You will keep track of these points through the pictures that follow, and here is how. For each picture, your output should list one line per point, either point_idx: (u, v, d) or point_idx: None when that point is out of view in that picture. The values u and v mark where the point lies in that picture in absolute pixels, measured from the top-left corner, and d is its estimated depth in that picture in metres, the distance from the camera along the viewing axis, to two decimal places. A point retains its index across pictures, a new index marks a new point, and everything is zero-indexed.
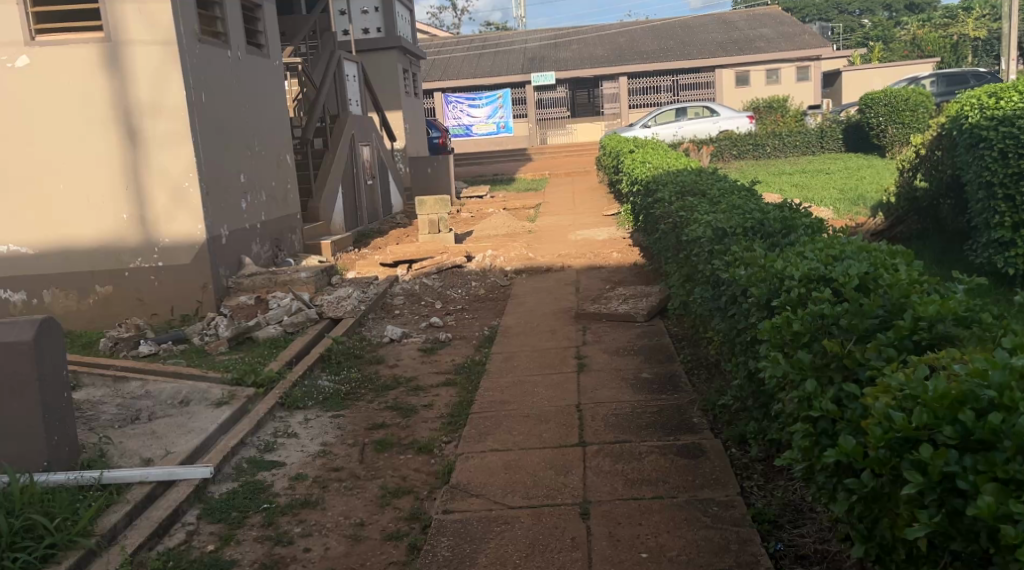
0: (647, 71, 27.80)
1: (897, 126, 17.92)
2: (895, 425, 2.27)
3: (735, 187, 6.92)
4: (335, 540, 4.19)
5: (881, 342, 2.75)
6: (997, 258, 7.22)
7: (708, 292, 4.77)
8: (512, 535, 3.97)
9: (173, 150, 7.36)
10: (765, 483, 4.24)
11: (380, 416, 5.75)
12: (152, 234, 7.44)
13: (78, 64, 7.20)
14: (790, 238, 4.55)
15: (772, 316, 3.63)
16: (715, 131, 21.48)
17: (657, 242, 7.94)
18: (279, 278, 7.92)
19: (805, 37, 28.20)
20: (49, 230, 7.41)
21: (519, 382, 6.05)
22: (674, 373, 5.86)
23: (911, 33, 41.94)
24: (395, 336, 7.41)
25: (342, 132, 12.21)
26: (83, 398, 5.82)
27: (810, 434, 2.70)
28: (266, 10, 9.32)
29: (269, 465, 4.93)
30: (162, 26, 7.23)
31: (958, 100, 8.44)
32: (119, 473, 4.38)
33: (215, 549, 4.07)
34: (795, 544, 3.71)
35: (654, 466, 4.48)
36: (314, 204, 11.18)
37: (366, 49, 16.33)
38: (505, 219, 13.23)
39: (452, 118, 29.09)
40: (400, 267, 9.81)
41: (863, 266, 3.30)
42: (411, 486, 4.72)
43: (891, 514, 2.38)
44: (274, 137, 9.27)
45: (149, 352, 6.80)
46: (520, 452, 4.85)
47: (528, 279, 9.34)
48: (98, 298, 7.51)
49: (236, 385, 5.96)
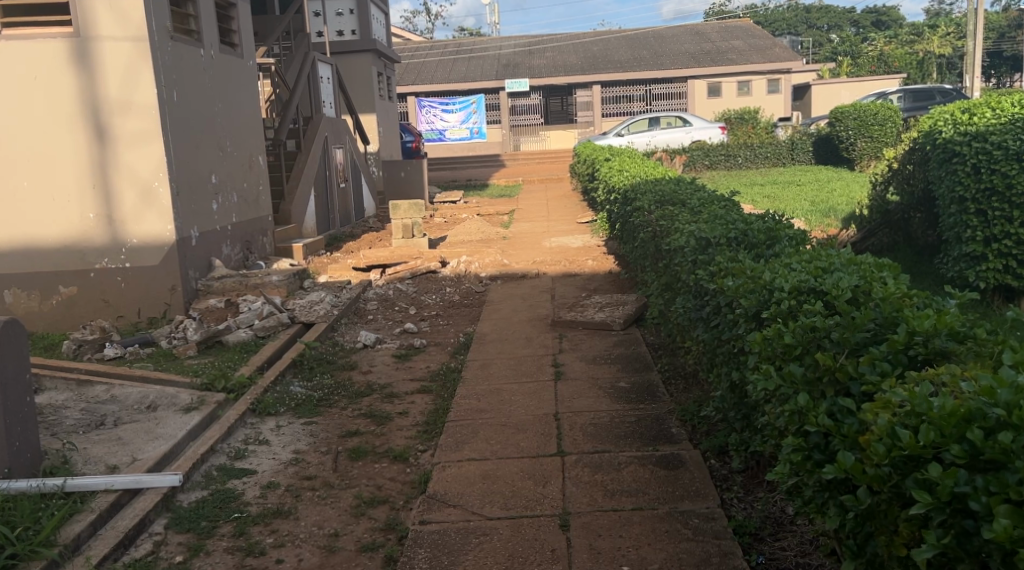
0: (621, 80, 27.90)
1: (866, 140, 18.08)
2: (900, 442, 2.24)
3: (715, 198, 6.90)
4: (308, 551, 4.08)
5: (875, 355, 2.73)
6: (968, 271, 7.27)
7: (690, 302, 4.73)
8: (490, 547, 3.90)
9: (144, 150, 7.21)
10: (745, 495, 4.21)
11: (354, 424, 5.64)
12: (119, 234, 7.27)
13: (47, 58, 7.03)
14: (774, 250, 4.54)
15: (759, 327, 3.60)
16: (687, 141, 21.63)
17: (634, 250, 7.90)
18: (250, 281, 7.77)
19: (777, 50, 28.48)
20: (13, 231, 7.23)
21: (495, 390, 5.97)
22: (651, 383, 5.82)
23: (878, 48, 42.64)
24: (369, 341, 7.31)
25: (316, 131, 12.09)
26: (45, 402, 5.65)
27: (801, 449, 2.67)
28: (240, 9, 9.17)
29: (240, 473, 4.81)
30: (133, 22, 7.06)
31: (930, 115, 8.50)
32: (83, 481, 4.23)
33: (184, 560, 3.95)
34: (776, 558, 3.68)
35: (633, 476, 4.43)
36: (285, 207, 11.05)
37: (340, 51, 16.20)
38: (479, 225, 13.13)
39: (425, 123, 28.94)
40: (373, 271, 9.70)
41: (853, 279, 3.30)
42: (386, 495, 4.62)
43: (887, 532, 2.35)
44: (247, 138, 9.14)
45: (115, 355, 6.64)
46: (497, 461, 4.78)
47: (503, 286, 9.27)
48: (62, 299, 7.33)
49: (206, 390, 5.82)
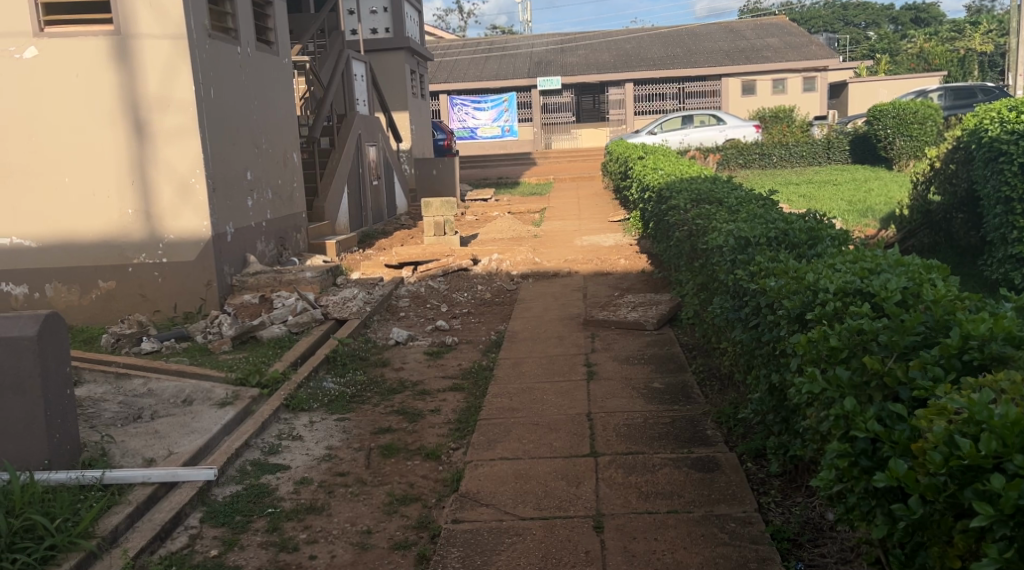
0: (654, 78, 27.68)
1: (905, 139, 17.72)
2: (958, 452, 2.18)
3: (753, 197, 6.79)
4: (341, 547, 4.06)
5: (927, 360, 2.67)
6: (1012, 274, 7.05)
7: (728, 302, 4.66)
8: (524, 547, 3.86)
9: (182, 145, 7.24)
10: (783, 500, 4.10)
11: (386, 420, 5.63)
12: (157, 229, 7.34)
13: (89, 56, 7.10)
14: (817, 250, 4.46)
15: (803, 328, 3.54)
16: (721, 140, 21.38)
17: (669, 249, 7.81)
18: (284, 277, 7.79)
19: (813, 47, 28.10)
20: (53, 225, 7.30)
21: (527, 389, 5.93)
22: (686, 383, 5.75)
23: (917, 44, 41.92)
24: (401, 339, 7.28)
25: (349, 130, 12.10)
26: (83, 395, 5.69)
27: (847, 454, 2.61)
28: (276, 7, 9.20)
29: (273, 468, 4.81)
30: (173, 20, 7.10)
31: (976, 113, 8.30)
32: (121, 473, 4.25)
33: (219, 554, 3.95)
34: (815, 564, 3.57)
35: (668, 478, 4.38)
36: (318, 205, 11.09)
37: (373, 49, 16.26)
38: (511, 223, 13.04)
39: (457, 121, 28.93)
40: (405, 268, 9.66)
41: (902, 280, 3.23)
42: (418, 493, 4.60)
43: (941, 543, 2.29)
44: (282, 134, 9.18)
45: (151, 349, 6.66)
46: (530, 461, 4.74)
47: (535, 284, 9.24)
48: (101, 294, 7.41)
49: (241, 385, 5.83)
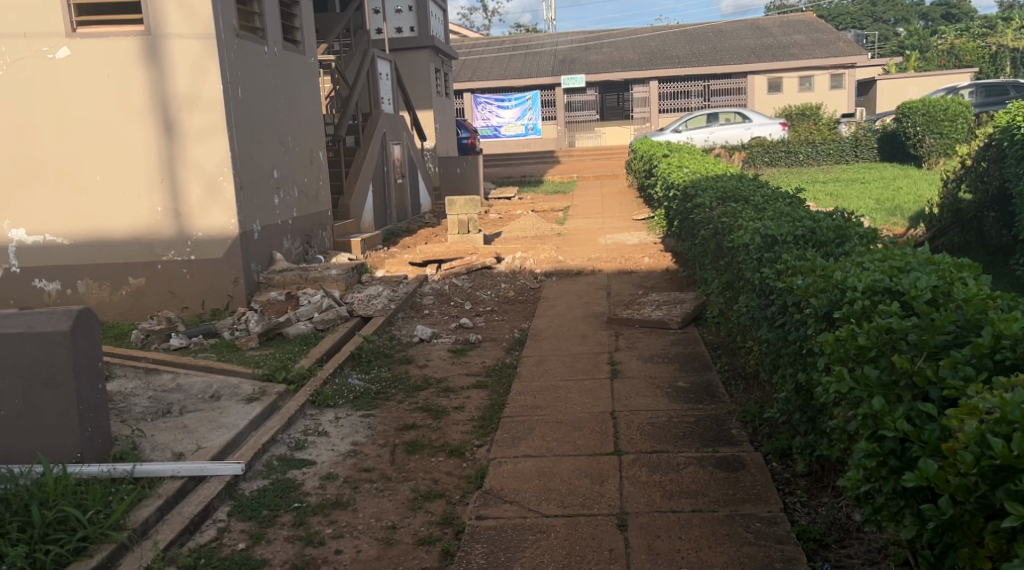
0: (680, 76, 27.54)
1: (935, 136, 17.45)
2: (990, 452, 2.17)
3: (779, 195, 6.77)
4: (367, 542, 4.09)
5: (958, 359, 2.64)
6: None
7: (754, 301, 4.64)
8: (548, 544, 3.87)
9: (210, 144, 7.32)
10: (809, 500, 4.08)
11: (411, 417, 5.66)
12: (185, 226, 7.41)
13: (120, 56, 7.18)
14: (844, 249, 4.44)
15: (831, 327, 3.52)
16: (746, 137, 21.31)
17: (694, 247, 7.79)
18: (310, 274, 7.85)
19: (841, 44, 27.84)
20: (85, 222, 7.40)
21: (551, 387, 5.93)
22: (711, 383, 5.72)
23: (948, 40, 41.41)
24: (425, 336, 7.31)
25: (375, 128, 12.16)
26: (114, 389, 5.77)
27: (875, 454, 2.60)
28: (303, 6, 9.27)
29: (300, 464, 4.85)
30: (202, 20, 7.18)
31: (1009, 110, 8.22)
32: (152, 467, 4.30)
33: (246, 548, 3.99)
34: (842, 565, 3.55)
35: (693, 478, 4.36)
36: (343, 203, 11.16)
37: (399, 48, 16.33)
38: (534, 221, 13.06)
39: (481, 119, 28.96)
40: (429, 266, 9.70)
41: (932, 279, 3.20)
42: (443, 489, 4.62)
43: (972, 544, 2.28)
44: (308, 133, 9.24)
45: (180, 345, 6.73)
46: (554, 458, 4.75)
47: (558, 282, 9.24)
48: (131, 290, 7.50)
49: (267, 381, 5.89)
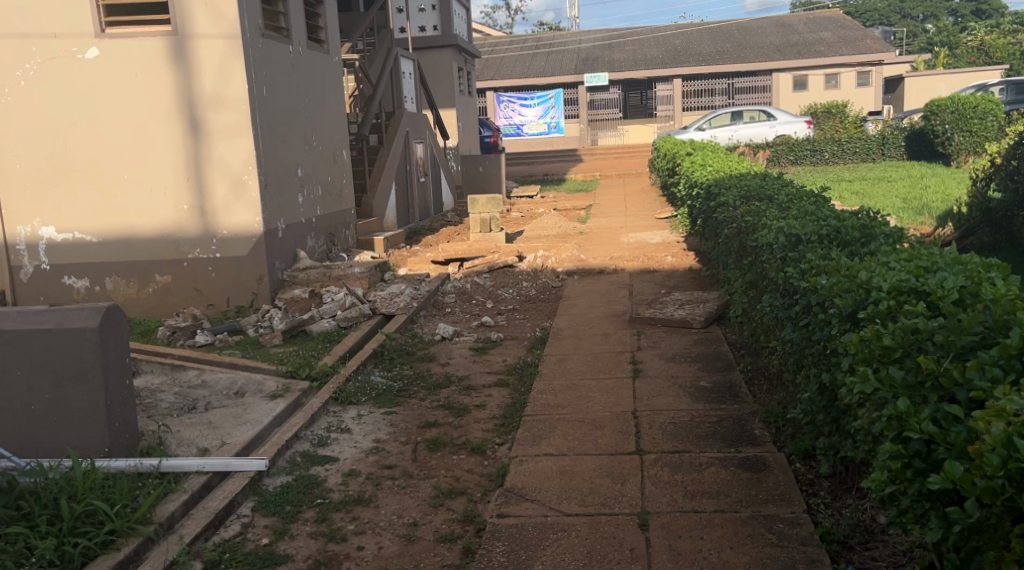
0: (703, 74, 27.38)
1: (964, 135, 17.27)
2: (1017, 454, 2.15)
3: (804, 194, 6.72)
4: (388, 539, 4.11)
5: (985, 360, 2.61)
6: None
7: (777, 301, 4.62)
8: (568, 543, 3.88)
9: (236, 143, 7.38)
10: (833, 501, 4.05)
11: (432, 415, 5.67)
12: (210, 224, 7.48)
13: (147, 56, 7.26)
14: (869, 248, 4.41)
15: (855, 327, 3.50)
16: (771, 136, 21.20)
17: (717, 246, 7.76)
18: (333, 273, 7.90)
19: (868, 41, 27.56)
20: (113, 220, 7.48)
21: (573, 385, 5.93)
22: (733, 383, 5.70)
23: (978, 37, 40.87)
24: (447, 334, 7.33)
25: (398, 127, 12.21)
26: (141, 385, 5.84)
27: (900, 456, 2.58)
28: (327, 6, 9.31)
29: (323, 460, 4.89)
30: (227, 20, 7.24)
31: None
32: (177, 462, 4.35)
33: (269, 543, 4.02)
34: (865, 567, 3.53)
35: (715, 478, 4.35)
36: (366, 202, 11.21)
37: (422, 46, 16.39)
38: (557, 219, 13.04)
39: (503, 118, 28.96)
40: (452, 265, 9.73)
41: (959, 279, 3.17)
42: (464, 487, 4.63)
43: (997, 547, 2.26)
44: (332, 132, 9.29)
45: (205, 342, 6.79)
46: (575, 457, 4.75)
47: (581, 281, 9.23)
48: (157, 288, 7.58)
49: (291, 377, 5.94)
